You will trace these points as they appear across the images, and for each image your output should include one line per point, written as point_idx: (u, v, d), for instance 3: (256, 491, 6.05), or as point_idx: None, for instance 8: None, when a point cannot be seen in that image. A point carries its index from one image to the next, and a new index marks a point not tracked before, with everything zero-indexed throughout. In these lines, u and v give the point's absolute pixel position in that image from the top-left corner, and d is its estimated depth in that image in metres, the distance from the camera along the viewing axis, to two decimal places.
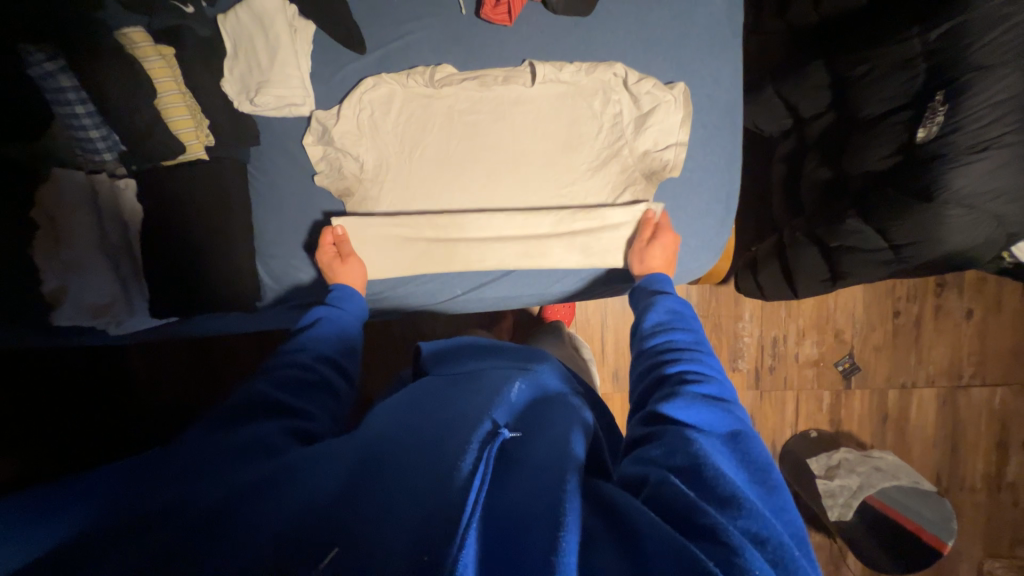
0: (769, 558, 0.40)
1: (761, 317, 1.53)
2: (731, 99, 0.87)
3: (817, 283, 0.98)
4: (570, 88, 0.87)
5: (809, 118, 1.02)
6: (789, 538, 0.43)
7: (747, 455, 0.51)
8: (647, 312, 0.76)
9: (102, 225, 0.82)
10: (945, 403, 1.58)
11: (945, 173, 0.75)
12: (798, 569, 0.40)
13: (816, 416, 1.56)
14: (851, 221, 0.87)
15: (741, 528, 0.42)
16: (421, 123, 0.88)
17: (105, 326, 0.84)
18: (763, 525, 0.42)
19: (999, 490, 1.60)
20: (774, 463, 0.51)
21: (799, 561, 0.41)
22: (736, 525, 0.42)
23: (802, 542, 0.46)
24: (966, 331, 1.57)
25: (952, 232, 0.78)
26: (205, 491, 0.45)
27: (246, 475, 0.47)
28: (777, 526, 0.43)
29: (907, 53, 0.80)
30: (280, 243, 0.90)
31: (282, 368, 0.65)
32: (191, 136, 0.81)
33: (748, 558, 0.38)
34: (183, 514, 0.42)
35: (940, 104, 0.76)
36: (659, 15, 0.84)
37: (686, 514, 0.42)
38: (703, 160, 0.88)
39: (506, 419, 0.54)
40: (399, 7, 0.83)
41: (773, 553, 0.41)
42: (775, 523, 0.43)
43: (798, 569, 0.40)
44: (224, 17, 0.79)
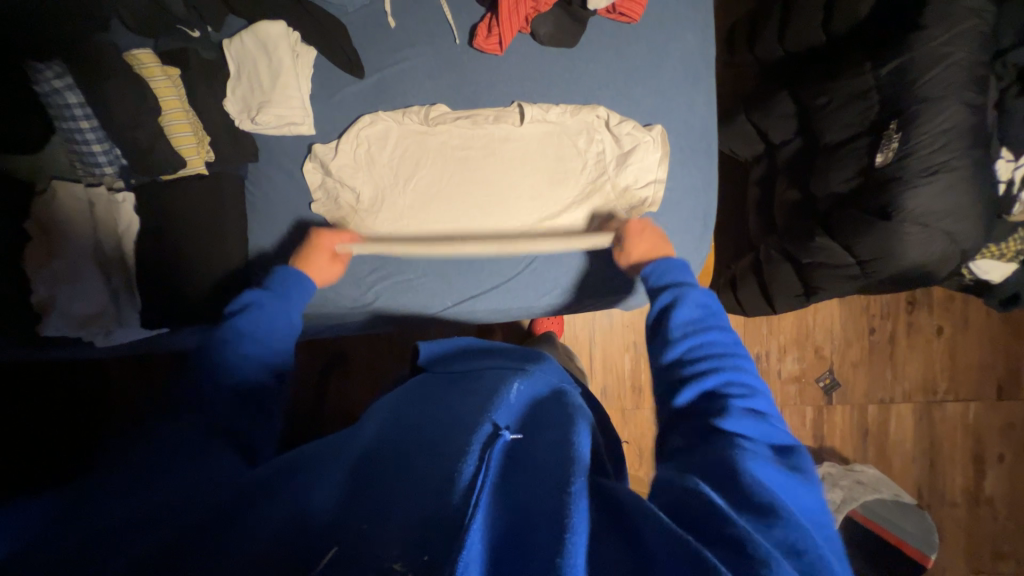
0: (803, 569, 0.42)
1: (743, 333, 1.58)
2: (709, 127, 0.93)
3: (791, 298, 1.04)
4: (557, 127, 0.92)
5: (779, 145, 1.10)
6: (828, 550, 0.45)
7: (794, 467, 0.52)
8: (673, 304, 0.69)
9: (97, 235, 0.83)
10: (922, 418, 1.63)
11: (899, 195, 0.82)
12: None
13: (800, 431, 1.60)
14: (820, 239, 0.93)
15: (779, 539, 0.43)
16: (415, 158, 0.92)
17: (92, 338, 0.83)
18: (801, 537, 0.43)
19: (978, 504, 1.63)
20: (813, 476, 0.53)
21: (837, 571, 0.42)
22: (772, 536, 0.44)
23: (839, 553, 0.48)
24: (937, 347, 1.63)
25: (910, 248, 0.83)
26: (204, 497, 0.45)
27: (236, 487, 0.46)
28: (816, 538, 0.45)
29: (863, 85, 0.88)
30: (273, 258, 0.92)
31: (231, 371, 0.63)
32: (193, 152, 0.83)
33: (766, 557, 0.39)
34: (183, 517, 0.43)
35: (894, 132, 0.83)
36: (639, 47, 0.90)
37: (704, 521, 0.44)
38: (683, 183, 0.93)
39: (507, 422, 0.56)
40: (396, 37, 0.88)
41: (807, 563, 0.42)
42: (814, 537, 0.44)
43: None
44: (229, 41, 0.84)
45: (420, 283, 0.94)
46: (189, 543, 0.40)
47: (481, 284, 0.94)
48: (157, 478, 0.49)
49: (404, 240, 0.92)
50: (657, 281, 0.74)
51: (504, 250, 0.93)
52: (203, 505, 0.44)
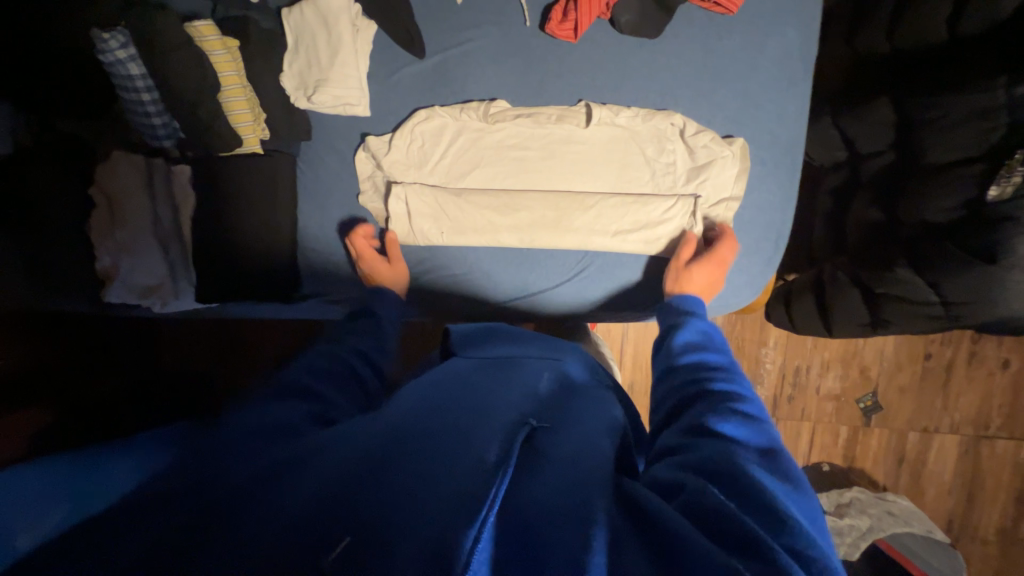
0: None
1: (785, 345, 1.51)
2: (796, 136, 0.83)
3: (854, 325, 0.97)
4: (625, 132, 0.84)
5: (867, 155, 0.98)
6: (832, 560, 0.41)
7: (790, 475, 0.49)
8: (676, 328, 0.74)
9: (156, 208, 0.84)
10: (967, 451, 1.54)
11: (1011, 237, 0.73)
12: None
13: (831, 449, 1.55)
14: (901, 270, 0.85)
15: (785, 545, 0.40)
16: (470, 155, 0.87)
17: (153, 306, 0.87)
18: (809, 544, 0.40)
19: (1011, 544, 1.56)
20: (809, 486, 0.50)
21: None
22: (779, 541, 0.40)
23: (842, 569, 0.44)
24: (998, 381, 1.51)
25: (1011, 298, 0.76)
26: (235, 469, 0.45)
27: (257, 466, 0.44)
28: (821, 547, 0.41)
29: (988, 103, 0.76)
30: (322, 239, 0.92)
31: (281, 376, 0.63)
32: (249, 130, 0.82)
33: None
34: (210, 491, 0.42)
35: (1019, 162, 0.72)
36: (728, 39, 0.80)
37: (729, 527, 0.40)
38: (757, 200, 0.85)
39: (533, 413, 0.52)
40: (461, 14, 0.82)
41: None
42: (820, 545, 0.41)
43: None
44: (288, 11, 0.80)
45: (465, 278, 0.91)
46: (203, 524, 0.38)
47: (529, 284, 0.91)
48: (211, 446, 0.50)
49: (454, 239, 0.88)
50: (668, 306, 0.79)
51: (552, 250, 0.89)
52: (229, 475, 0.43)
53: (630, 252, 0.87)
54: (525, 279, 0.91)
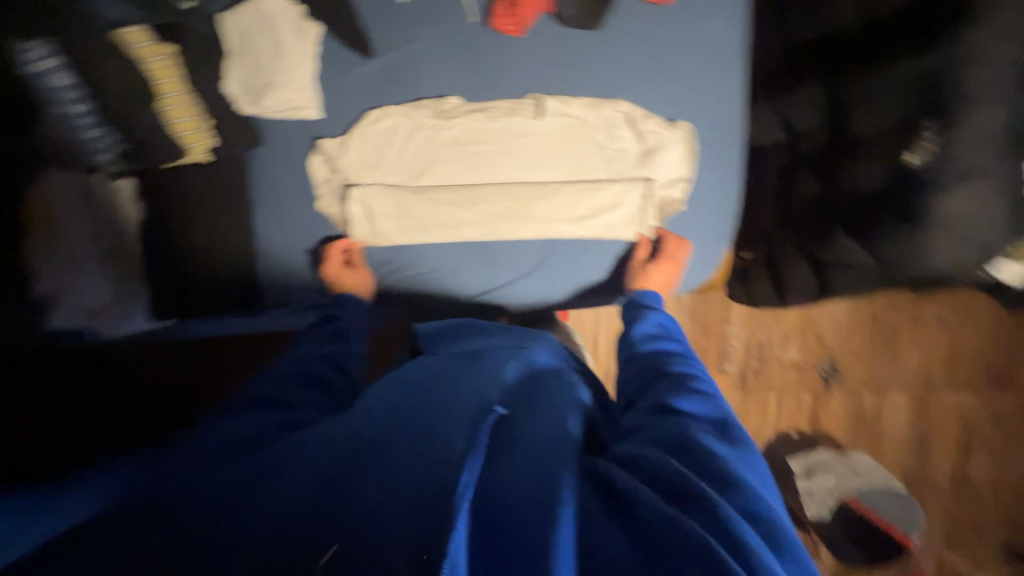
0: (759, 532, 0.43)
1: (748, 321, 1.58)
2: (736, 118, 0.88)
3: (804, 294, 1.04)
4: (577, 122, 0.86)
5: (806, 133, 1.03)
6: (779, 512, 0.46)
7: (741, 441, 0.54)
8: (636, 319, 0.77)
9: (100, 224, 0.83)
10: (917, 406, 1.65)
11: (931, 199, 0.79)
12: (786, 543, 0.43)
13: (797, 417, 1.61)
14: (842, 239, 0.93)
15: (736, 505, 0.44)
16: (425, 153, 0.87)
17: (100, 329, 0.84)
18: (756, 503, 0.45)
19: (963, 490, 1.67)
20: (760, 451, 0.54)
21: (787, 532, 0.44)
22: (732, 502, 0.44)
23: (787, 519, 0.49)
24: (939, 339, 1.63)
25: (935, 255, 0.83)
26: (203, 476, 0.46)
27: (229, 476, 0.45)
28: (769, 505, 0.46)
29: (901, 79, 0.83)
30: (283, 248, 0.88)
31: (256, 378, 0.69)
32: (194, 140, 0.79)
33: (748, 534, 0.40)
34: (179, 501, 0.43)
35: (931, 133, 0.80)
36: (667, 29, 0.84)
37: (687, 494, 0.43)
38: (706, 180, 0.90)
39: (499, 398, 0.53)
40: (408, 13, 0.82)
41: (763, 527, 0.43)
42: (767, 502, 0.46)
43: (787, 541, 0.43)
44: (224, 14, 0.78)
45: (432, 276, 0.91)
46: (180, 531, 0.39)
47: (496, 278, 0.92)
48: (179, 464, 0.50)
49: (416, 236, 0.88)
50: (628, 302, 0.82)
51: (517, 242, 0.90)
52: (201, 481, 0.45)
53: (586, 238, 0.90)
54: (491, 273, 0.92)
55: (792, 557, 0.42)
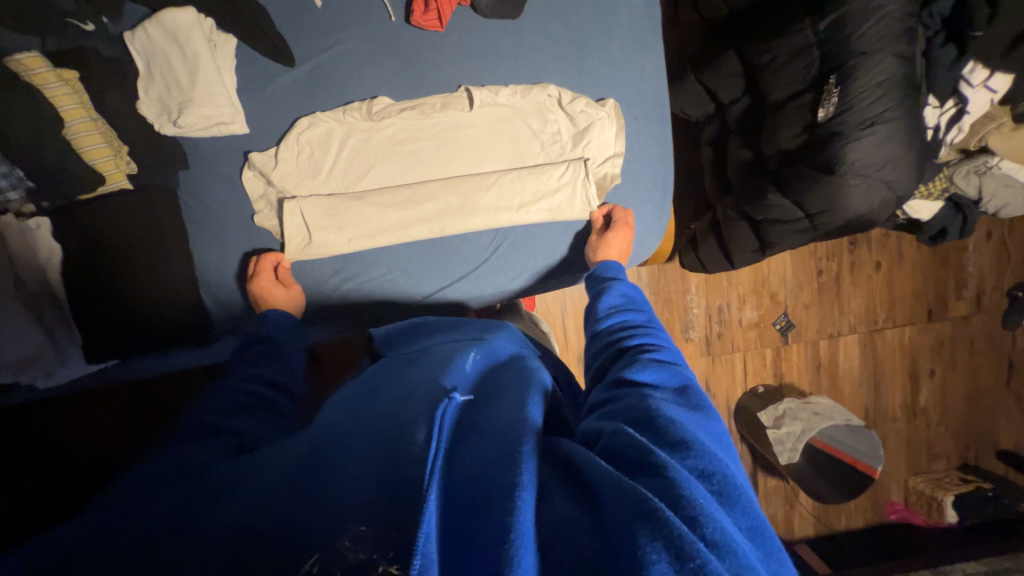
0: (713, 491, 0.44)
1: (705, 288, 1.65)
2: (660, 92, 0.92)
3: (748, 253, 1.08)
4: (509, 110, 0.88)
5: (728, 103, 1.11)
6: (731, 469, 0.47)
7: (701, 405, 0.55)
8: (600, 296, 0.79)
9: (16, 270, 0.74)
10: (866, 346, 1.77)
11: (841, 147, 0.86)
12: (738, 498, 0.44)
13: (763, 371, 1.71)
14: (773, 197, 0.97)
15: (690, 467, 0.45)
16: (364, 157, 0.87)
17: (34, 380, 0.77)
18: (709, 461, 0.45)
19: (915, 416, 1.80)
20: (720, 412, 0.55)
21: (739, 488, 0.44)
22: (685, 464, 0.45)
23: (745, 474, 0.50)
24: (876, 281, 1.75)
25: (852, 200, 0.89)
26: (143, 510, 0.44)
27: (181, 499, 0.44)
28: (723, 462, 0.46)
29: (802, 42, 0.89)
30: (224, 270, 0.85)
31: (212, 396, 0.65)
32: (110, 165, 0.75)
33: (695, 491, 0.41)
34: (119, 540, 0.40)
35: (833, 87, 0.86)
36: (584, 12, 0.87)
37: (636, 462, 0.44)
38: (640, 154, 0.93)
39: (459, 388, 0.53)
40: (325, 17, 0.81)
41: (718, 485, 0.44)
42: (720, 459, 0.46)
43: (738, 495, 0.44)
44: (130, 34, 0.74)
45: (386, 280, 0.91)
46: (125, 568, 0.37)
47: (451, 274, 0.92)
48: (127, 498, 0.46)
49: (365, 243, 0.87)
50: (592, 277, 0.84)
51: (468, 235, 0.91)
52: (149, 514, 0.43)
53: (531, 224, 0.92)
54: (445, 270, 0.92)
55: (744, 511, 0.43)
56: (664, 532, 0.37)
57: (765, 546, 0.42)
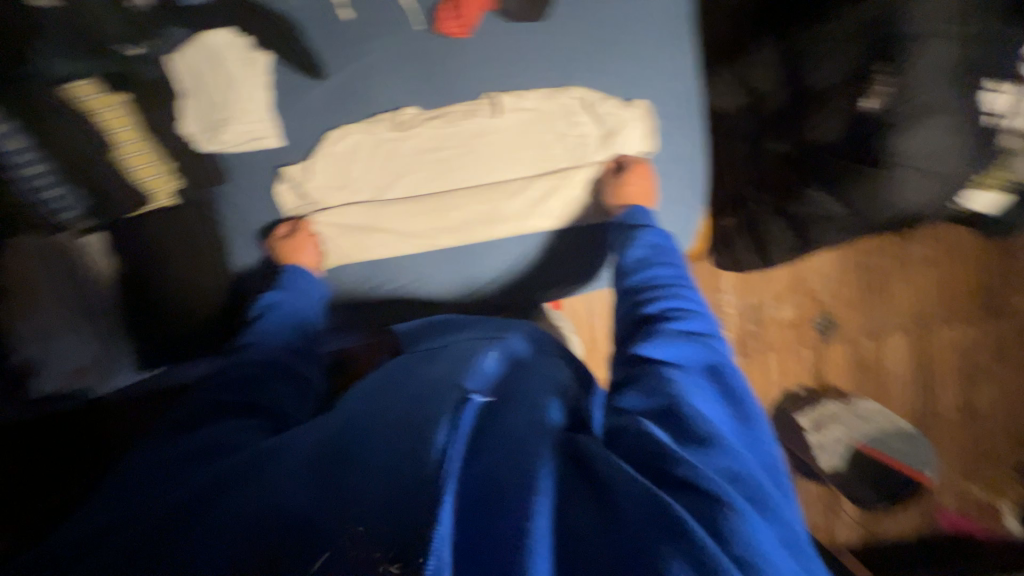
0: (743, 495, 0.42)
1: (739, 286, 1.59)
2: (691, 88, 0.89)
3: (787, 251, 1.04)
4: (535, 113, 0.86)
5: (763, 95, 1.04)
6: (762, 473, 0.44)
7: (730, 389, 0.51)
8: (628, 245, 0.72)
9: (74, 285, 0.81)
10: (915, 345, 1.66)
11: (890, 140, 0.81)
12: (769, 502, 0.41)
13: (800, 373, 1.63)
14: (812, 190, 0.93)
15: (718, 468, 0.43)
16: (391, 168, 0.87)
17: (92, 388, 0.83)
18: (738, 464, 0.43)
19: (973, 420, 1.67)
20: (752, 395, 0.52)
21: (772, 494, 0.42)
22: (712, 465, 0.43)
23: (777, 469, 0.47)
24: (928, 277, 1.64)
25: (903, 192, 0.83)
26: (164, 497, 0.45)
27: (204, 476, 0.46)
28: (752, 463, 0.44)
29: (850, 27, 0.84)
30: (255, 281, 0.88)
31: (232, 367, 0.65)
32: (156, 183, 0.79)
33: (721, 499, 0.39)
34: (135, 526, 0.42)
35: (879, 76, 0.81)
36: (610, 11, 0.85)
37: (657, 464, 0.42)
38: (669, 152, 0.90)
39: (478, 386, 0.51)
40: (352, 31, 0.82)
41: (747, 489, 0.42)
42: (749, 461, 0.44)
43: (771, 501, 0.41)
44: (169, 56, 0.78)
45: (415, 286, 0.92)
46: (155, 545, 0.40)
47: (479, 280, 0.93)
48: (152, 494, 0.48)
49: (395, 251, 0.89)
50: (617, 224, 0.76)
51: (495, 242, 0.91)
52: (174, 496, 0.44)
53: (558, 230, 0.91)
54: (473, 275, 0.92)
55: (776, 517, 0.41)
56: (684, 546, 0.35)
57: (802, 553, 0.39)
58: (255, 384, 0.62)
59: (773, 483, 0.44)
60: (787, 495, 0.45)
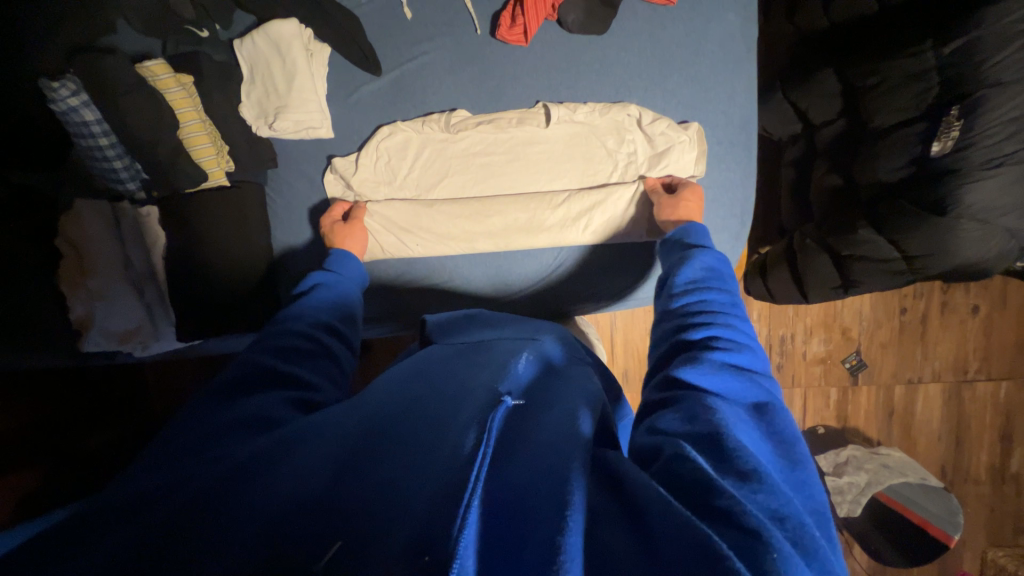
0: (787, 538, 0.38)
1: (769, 316, 1.54)
2: (749, 115, 0.87)
3: (827, 290, 0.98)
4: (586, 128, 0.87)
5: (820, 125, 1.01)
6: (809, 518, 0.41)
7: (775, 426, 0.48)
8: (680, 266, 0.71)
9: (126, 251, 0.84)
10: (951, 397, 1.58)
11: (958, 189, 0.77)
12: (816, 551, 0.38)
13: (824, 411, 1.58)
14: (863, 231, 0.88)
15: (761, 504, 0.40)
16: (438, 167, 0.89)
17: (132, 351, 0.86)
18: (784, 503, 0.40)
19: (1002, 481, 1.60)
20: (801, 437, 0.49)
21: (820, 543, 0.38)
22: (755, 500, 0.40)
23: (823, 518, 0.44)
24: (971, 327, 1.56)
25: (963, 246, 0.80)
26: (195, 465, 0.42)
27: (246, 451, 0.43)
28: (798, 505, 0.41)
29: (917, 66, 0.80)
30: (299, 260, 0.92)
31: (273, 334, 0.65)
32: (214, 163, 0.82)
33: (768, 538, 0.36)
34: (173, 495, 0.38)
35: (955, 119, 0.77)
36: (673, 29, 0.83)
37: (698, 493, 0.40)
38: (718, 178, 0.88)
39: (511, 389, 0.49)
40: (413, 29, 0.83)
41: (791, 532, 0.38)
42: (794, 502, 0.41)
43: (818, 551, 0.38)
44: (238, 42, 0.80)
45: (449, 286, 0.93)
46: (185, 510, 0.37)
47: (512, 287, 0.93)
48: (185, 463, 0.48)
49: (432, 250, 0.90)
50: (672, 241, 0.75)
51: (532, 251, 0.91)
52: (206, 467, 0.41)
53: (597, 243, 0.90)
54: (507, 281, 0.92)
55: (821, 568, 0.37)
56: None
57: None
58: (285, 356, 0.61)
59: (819, 529, 0.41)
60: (833, 548, 0.42)
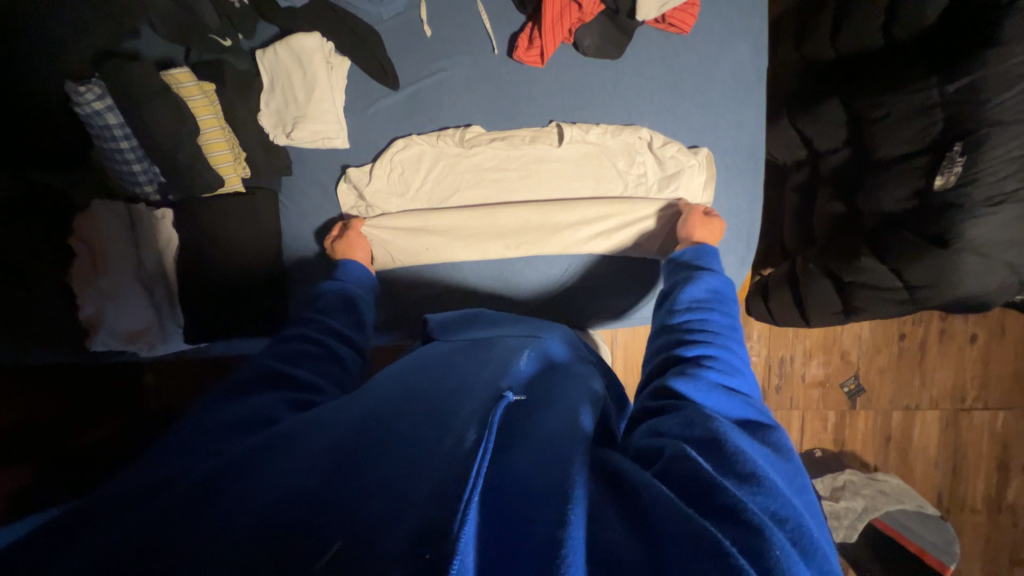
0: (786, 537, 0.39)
1: (769, 338, 1.55)
2: (757, 141, 0.89)
3: (828, 314, 0.99)
4: (597, 148, 0.88)
5: (825, 152, 1.03)
6: (807, 518, 0.42)
7: (772, 438, 0.49)
8: (685, 283, 0.72)
9: (138, 252, 0.85)
10: (948, 424, 1.58)
11: (960, 224, 0.79)
12: (813, 549, 0.38)
13: (822, 435, 1.58)
14: (865, 259, 0.89)
15: (761, 506, 0.40)
16: (450, 180, 0.90)
17: (139, 351, 0.86)
18: (782, 504, 0.40)
19: (999, 511, 1.59)
20: (795, 452, 0.49)
21: (818, 543, 0.39)
22: (755, 500, 0.40)
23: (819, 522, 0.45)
24: (969, 355, 1.57)
25: (966, 277, 0.81)
26: (196, 462, 0.43)
27: (237, 445, 0.44)
28: (797, 507, 0.42)
29: (924, 101, 0.82)
30: (308, 267, 0.93)
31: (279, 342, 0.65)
32: (230, 170, 0.84)
33: (768, 534, 0.36)
34: (160, 496, 0.39)
35: (958, 155, 0.79)
36: (686, 55, 0.86)
37: (701, 494, 0.40)
38: (725, 202, 0.90)
39: (512, 384, 0.49)
40: (432, 46, 0.85)
41: (791, 532, 0.39)
42: (793, 504, 0.41)
43: (816, 550, 0.39)
44: (261, 53, 0.82)
45: (456, 297, 0.94)
46: (188, 505, 0.37)
47: (519, 300, 0.94)
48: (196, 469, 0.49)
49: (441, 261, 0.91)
50: (679, 261, 0.77)
51: (540, 265, 0.93)
52: (204, 464, 0.42)
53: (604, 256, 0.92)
54: (513, 294, 0.94)
55: (819, 567, 0.38)
56: None
57: None
58: (291, 360, 0.62)
59: (817, 527, 0.42)
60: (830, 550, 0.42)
